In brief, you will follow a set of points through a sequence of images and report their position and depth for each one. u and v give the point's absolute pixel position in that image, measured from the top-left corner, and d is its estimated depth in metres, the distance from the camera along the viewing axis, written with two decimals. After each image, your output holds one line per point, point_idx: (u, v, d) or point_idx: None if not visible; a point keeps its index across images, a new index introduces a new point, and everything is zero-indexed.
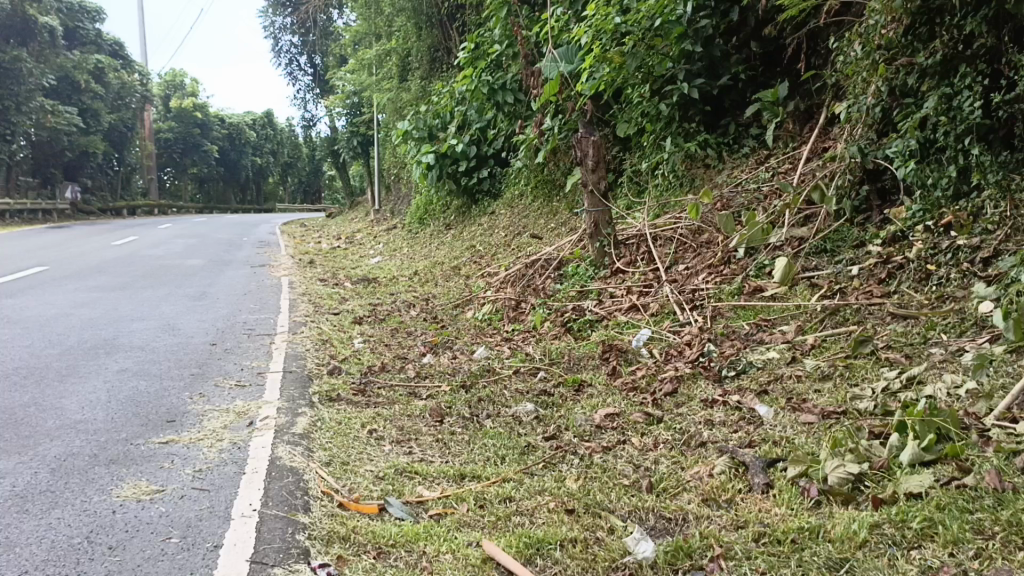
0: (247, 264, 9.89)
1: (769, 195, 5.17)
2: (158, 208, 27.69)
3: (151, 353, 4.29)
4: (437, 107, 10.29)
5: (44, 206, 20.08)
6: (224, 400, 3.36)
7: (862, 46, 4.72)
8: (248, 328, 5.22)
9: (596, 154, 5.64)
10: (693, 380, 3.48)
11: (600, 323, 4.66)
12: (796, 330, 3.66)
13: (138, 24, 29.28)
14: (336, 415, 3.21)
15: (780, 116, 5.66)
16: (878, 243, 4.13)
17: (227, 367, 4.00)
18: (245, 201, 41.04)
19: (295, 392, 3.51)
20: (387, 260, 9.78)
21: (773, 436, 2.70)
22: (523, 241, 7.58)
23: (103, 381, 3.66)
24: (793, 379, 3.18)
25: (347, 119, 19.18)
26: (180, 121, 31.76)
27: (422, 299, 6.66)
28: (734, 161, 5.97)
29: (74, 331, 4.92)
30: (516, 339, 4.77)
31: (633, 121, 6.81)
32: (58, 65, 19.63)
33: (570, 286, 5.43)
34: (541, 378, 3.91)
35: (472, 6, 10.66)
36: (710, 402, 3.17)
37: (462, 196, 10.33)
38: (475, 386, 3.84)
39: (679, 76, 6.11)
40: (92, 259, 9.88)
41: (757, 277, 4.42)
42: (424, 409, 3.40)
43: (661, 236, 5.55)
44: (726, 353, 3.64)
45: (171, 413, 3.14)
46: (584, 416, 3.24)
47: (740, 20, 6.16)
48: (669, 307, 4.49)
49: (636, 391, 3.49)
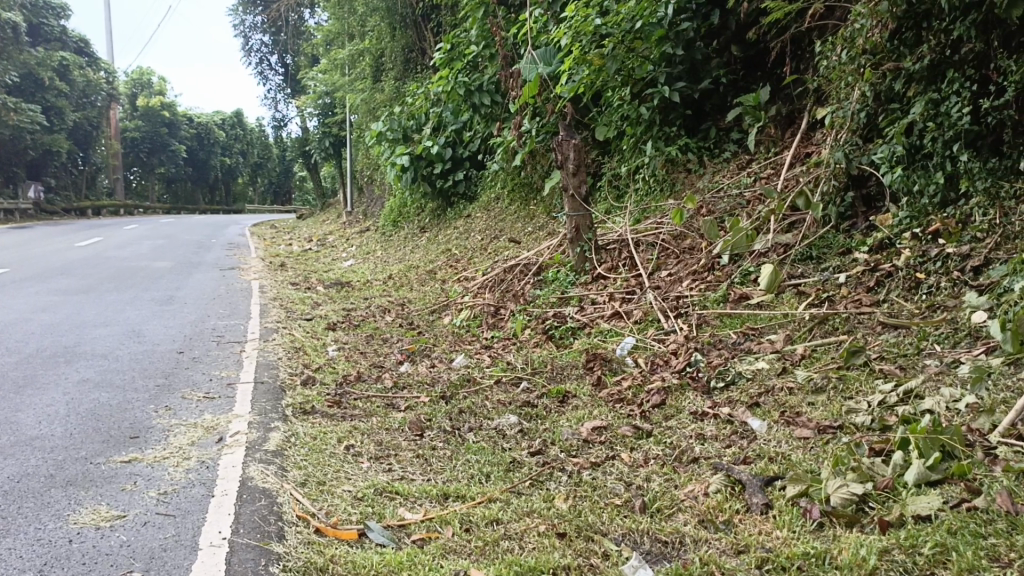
0: (217, 267, 9.67)
1: (751, 201, 5.10)
2: (125, 209, 27.18)
3: (115, 362, 4.10)
4: (412, 109, 10.14)
5: (5, 206, 19.59)
6: (192, 413, 3.19)
7: (846, 51, 4.67)
8: (218, 334, 5.04)
9: (577, 157, 5.55)
10: (681, 391, 3.38)
11: (582, 331, 4.55)
12: (784, 339, 3.57)
13: (105, 21, 28.77)
14: (311, 430, 3.06)
15: (762, 120, 5.60)
16: (865, 250, 4.06)
17: (195, 377, 3.83)
18: (214, 202, 40.46)
19: (267, 405, 3.35)
20: (360, 263, 9.61)
21: (768, 451, 2.60)
22: (500, 245, 7.45)
23: (63, 393, 3.47)
24: (784, 391, 3.09)
25: (319, 120, 18.94)
26: (148, 120, 31.22)
27: (397, 304, 6.51)
28: (715, 165, 5.90)
29: (34, 338, 4.70)
30: (496, 346, 4.64)
31: (613, 124, 6.72)
32: (21, 62, 19.17)
33: (550, 292, 5.32)
34: (524, 388, 3.78)
35: (447, 7, 10.53)
36: (700, 415, 3.07)
37: (437, 199, 10.19)
38: (456, 397, 3.71)
39: (660, 79, 6.03)
40: (54, 261, 9.58)
41: (742, 284, 4.33)
42: (402, 422, 3.27)
43: (643, 242, 5.46)
44: (713, 363, 3.54)
45: (134, 428, 2.97)
46: (570, 430, 3.12)
47: (720, 24, 6.10)
48: (653, 314, 4.40)
49: (622, 402, 3.38)
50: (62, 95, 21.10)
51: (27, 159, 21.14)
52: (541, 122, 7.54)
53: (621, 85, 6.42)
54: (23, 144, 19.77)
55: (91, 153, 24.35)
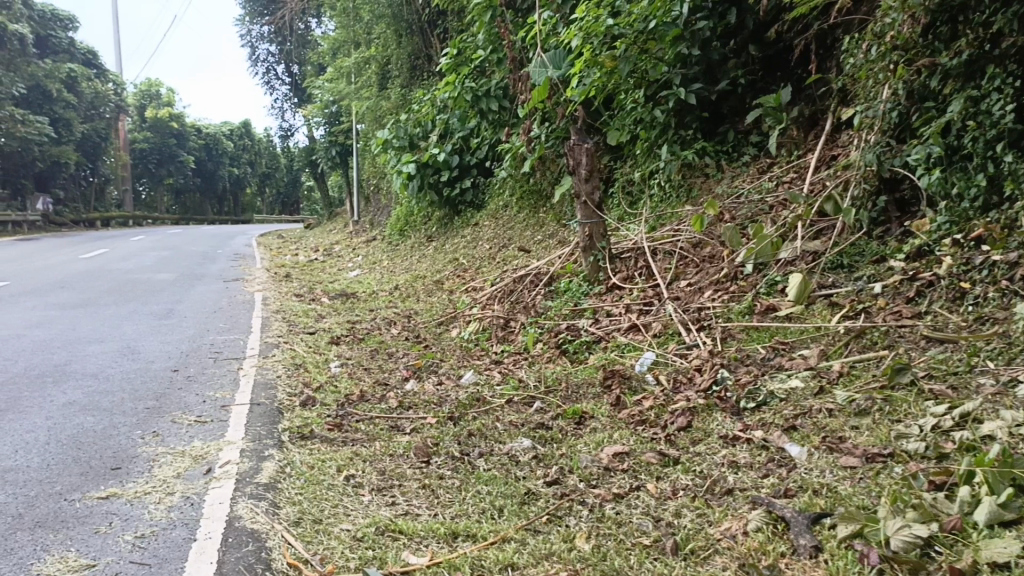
0: (221, 279, 9.43)
1: (775, 206, 4.85)
2: (133, 220, 27.10)
3: (104, 382, 3.87)
4: (419, 115, 9.95)
5: (13, 218, 19.49)
6: (180, 440, 2.95)
7: (876, 48, 4.44)
8: (215, 351, 4.80)
9: (589, 162, 5.31)
10: (708, 412, 3.13)
11: (598, 345, 4.29)
12: (818, 355, 3.32)
13: (113, 34, 28.77)
14: (309, 457, 2.82)
15: (784, 123, 5.36)
16: (902, 258, 3.81)
17: (188, 398, 3.59)
18: (222, 212, 40.39)
19: (262, 430, 3.11)
20: (366, 273, 9.39)
21: (812, 483, 2.35)
22: (509, 254, 7.22)
23: (44, 417, 3.24)
24: (823, 413, 2.84)
25: (326, 128, 18.80)
26: (156, 131, 31.16)
27: (403, 316, 6.27)
28: (734, 169, 5.66)
29: (22, 356, 4.48)
30: (507, 362, 4.40)
31: (626, 128, 6.49)
32: (29, 74, 19.06)
33: (563, 303, 5.07)
34: (537, 408, 3.53)
35: (454, 12, 10.35)
36: (732, 439, 2.82)
37: (444, 207, 9.98)
38: (465, 417, 3.46)
39: (675, 81, 5.80)
40: (55, 274, 9.37)
41: (768, 295, 4.08)
42: (407, 447, 3.02)
43: (659, 250, 5.21)
44: (742, 381, 3.29)
45: (118, 458, 2.74)
46: (589, 456, 2.86)
47: (737, 23, 5.89)
48: (673, 327, 4.14)
49: (645, 424, 3.13)
50: (70, 106, 21.00)
51: (35, 170, 21.00)
52: (550, 127, 7.32)
53: (634, 87, 6.19)
54: (31, 156, 19.66)
55: (99, 165, 24.25)
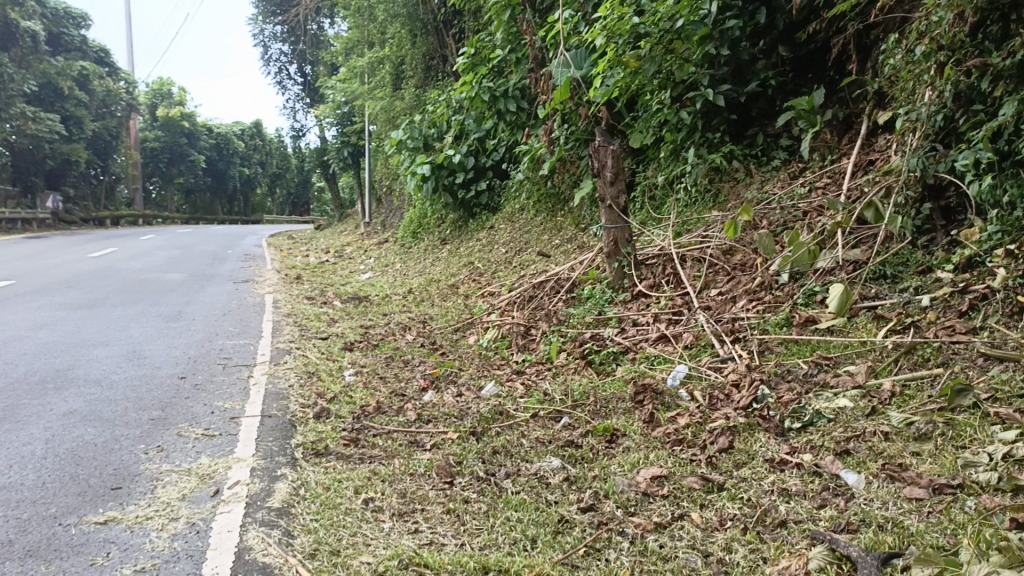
0: (230, 280, 9.27)
1: (809, 213, 4.64)
2: (144, 219, 27.05)
3: (107, 390, 3.68)
4: (433, 116, 9.78)
5: (24, 215, 19.44)
6: (186, 457, 2.77)
7: (921, 47, 4.22)
8: (224, 356, 4.62)
9: (615, 164, 5.08)
10: (750, 432, 2.92)
11: (625, 356, 4.10)
12: (866, 372, 3.11)
13: (126, 32, 28.75)
14: (325, 477, 2.63)
15: (818, 126, 5.15)
16: (951, 269, 3.60)
17: (195, 408, 3.41)
18: (233, 212, 40.37)
19: (274, 445, 2.93)
20: (378, 276, 9.23)
21: (876, 517, 2.15)
22: (527, 259, 7.03)
23: (43, 428, 3.06)
24: (878, 436, 2.63)
25: (339, 128, 18.68)
26: (167, 130, 31.13)
27: (418, 321, 6.09)
28: (764, 174, 5.46)
29: (24, 360, 4.31)
30: (529, 373, 4.20)
31: (650, 131, 6.29)
32: (41, 71, 18.98)
33: (586, 311, 4.88)
34: (566, 424, 3.34)
35: (470, 12, 10.19)
36: (779, 463, 2.62)
37: (458, 210, 9.80)
38: (488, 433, 3.27)
39: (703, 81, 5.59)
40: (62, 274, 9.22)
41: (806, 305, 3.87)
42: (429, 466, 2.83)
43: (688, 257, 5.01)
44: (784, 399, 3.09)
45: (119, 476, 2.56)
46: (624, 479, 2.67)
47: (767, 23, 5.68)
48: (705, 339, 3.95)
49: (682, 445, 2.93)
50: (81, 104, 20.93)
51: (46, 168, 20.95)
52: (570, 129, 7.13)
53: (659, 88, 6.00)
54: (42, 153, 19.60)
55: (111, 163, 24.20)
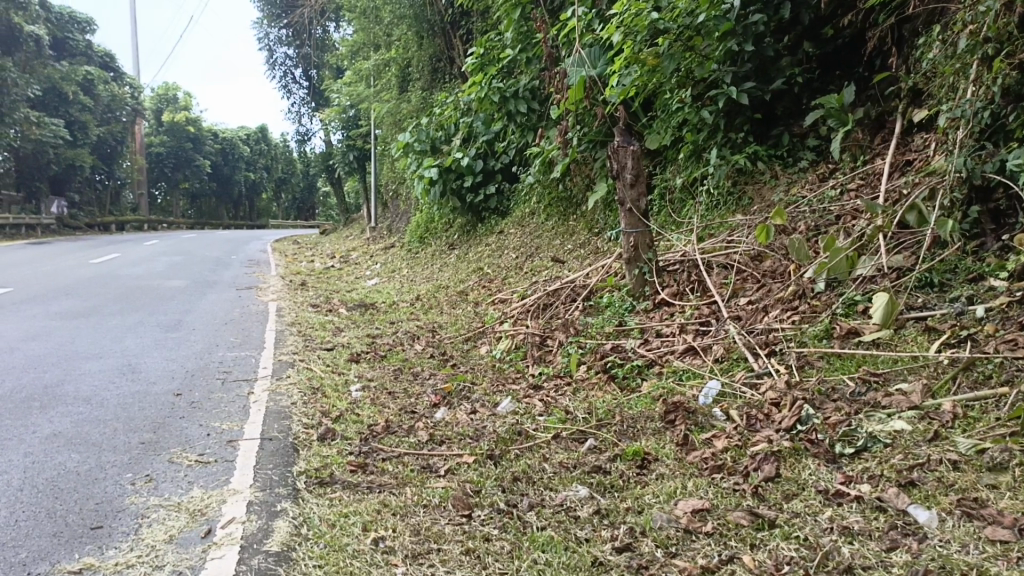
0: (233, 287, 9.06)
1: (844, 217, 4.37)
2: (149, 224, 26.92)
3: (96, 409, 3.43)
4: (441, 118, 9.54)
5: (28, 221, 19.20)
6: (177, 488, 2.51)
7: (966, 38, 3.88)
8: (223, 370, 4.37)
9: (635, 165, 4.78)
10: (797, 458, 2.66)
11: (651, 370, 3.84)
12: (922, 392, 2.84)
13: (131, 37, 28.62)
14: (331, 511, 2.38)
15: (849, 125, 4.88)
16: (1005, 276, 3.31)
17: (189, 431, 3.15)
18: (238, 217, 40.28)
19: (273, 474, 2.67)
20: (384, 282, 8.99)
21: (960, 565, 1.89)
22: (539, 264, 6.77)
23: (22, 454, 2.81)
24: (945, 465, 2.38)
25: (344, 133, 18.46)
26: (172, 135, 30.97)
27: (427, 329, 5.83)
28: (791, 175, 5.20)
29: (12, 375, 4.05)
30: (547, 388, 3.94)
31: (669, 131, 6.04)
32: (46, 76, 18.76)
33: (606, 321, 4.62)
34: (591, 446, 3.07)
35: (478, 13, 9.96)
36: (834, 496, 2.36)
37: (467, 214, 9.56)
38: (506, 456, 3.01)
39: (725, 79, 5.32)
40: (61, 280, 8.99)
41: (847, 316, 3.59)
42: (444, 497, 2.57)
43: (713, 263, 4.74)
44: (832, 420, 2.82)
45: (100, 513, 2.30)
46: (662, 513, 2.39)
47: (792, 17, 5.42)
48: (737, 352, 3.68)
49: (722, 472, 2.66)
50: (86, 109, 20.76)
51: (50, 173, 20.76)
52: (584, 130, 6.87)
53: (679, 86, 5.74)
54: (46, 158, 19.41)
55: (115, 168, 24.02)
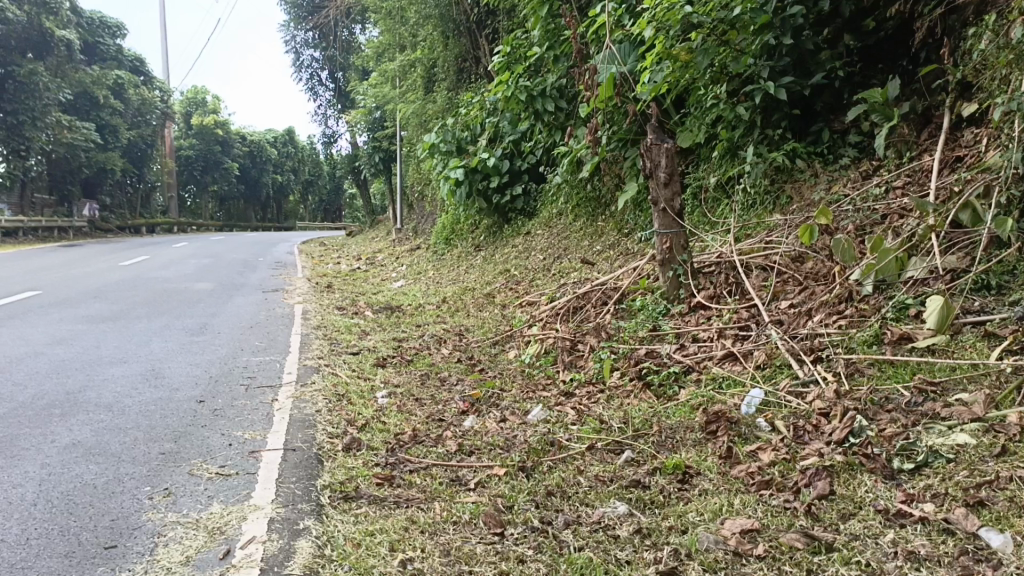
0: (260, 289, 9.00)
1: (891, 216, 4.17)
2: (178, 227, 27.13)
3: (117, 417, 3.33)
4: (467, 118, 9.41)
5: (60, 224, 19.40)
6: (196, 503, 2.40)
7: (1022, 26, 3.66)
8: (247, 376, 4.27)
9: (669, 164, 4.60)
10: (851, 474, 2.49)
11: (688, 377, 3.67)
12: (985, 403, 2.64)
13: (161, 42, 28.90)
14: (356, 529, 2.25)
15: (894, 119, 4.67)
16: None
17: (211, 441, 3.04)
18: (265, 220, 40.57)
19: (296, 488, 2.54)
20: (411, 284, 8.88)
21: None
22: (568, 266, 6.61)
23: (40, 465, 2.71)
24: (1016, 484, 2.19)
25: (370, 135, 18.42)
26: (201, 138, 31.22)
27: (454, 333, 5.71)
28: (831, 173, 5.01)
29: (33, 381, 3.98)
30: (579, 395, 3.78)
31: (703, 128, 5.86)
32: (77, 81, 18.89)
33: (640, 325, 4.46)
34: (628, 458, 2.91)
35: (504, 11, 9.80)
36: (895, 516, 2.19)
37: (493, 215, 9.42)
38: (539, 469, 2.86)
39: (763, 74, 5.13)
40: (89, 283, 8.99)
41: (897, 321, 3.41)
42: (475, 513, 2.43)
43: (752, 265, 4.56)
44: (887, 433, 2.65)
45: (115, 531, 2.19)
46: (710, 533, 2.23)
47: (831, 10, 5.22)
48: (780, 358, 3.51)
49: (770, 488, 2.50)
50: (115, 113, 20.93)
51: (82, 176, 20.95)
52: (614, 128, 6.71)
53: (714, 82, 5.56)
54: (77, 162, 19.57)
55: (144, 171, 24.20)
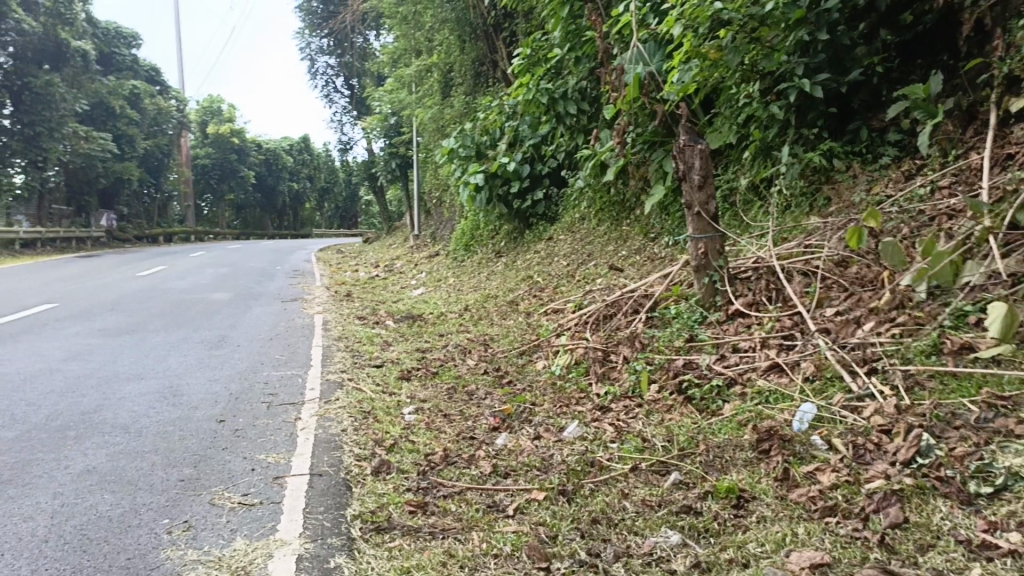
0: (278, 299, 8.88)
1: (940, 217, 3.96)
2: (195, 236, 27.15)
3: (133, 439, 3.19)
4: (486, 122, 9.26)
5: (76, 235, 19.42)
6: (218, 538, 2.24)
7: None
8: (269, 393, 4.12)
9: (704, 165, 4.40)
10: (923, 498, 2.29)
11: (732, 390, 3.48)
12: None
13: (176, 52, 29.03)
14: (390, 568, 2.08)
15: (938, 116, 4.46)
16: None
17: (232, 466, 2.88)
18: (282, 228, 40.65)
19: (325, 520, 2.38)
20: (431, 292, 8.73)
21: None
22: (594, 272, 6.43)
23: (52, 495, 2.57)
24: None
25: (386, 141, 18.32)
26: (217, 147, 31.31)
27: (478, 342, 5.54)
28: (871, 173, 4.81)
29: (48, 400, 3.85)
30: (616, 410, 3.60)
31: (733, 128, 5.67)
32: (92, 91, 18.84)
33: (676, 334, 4.27)
34: (676, 480, 2.73)
35: (522, 13, 9.65)
36: (980, 547, 2.00)
37: (514, 220, 9.26)
38: (580, 493, 2.69)
39: (797, 71, 4.94)
40: (105, 294, 8.90)
41: (956, 329, 3.21)
42: (517, 545, 2.25)
43: (792, 270, 4.37)
44: (958, 452, 2.45)
45: (130, 573, 2.03)
46: (775, 568, 2.04)
47: (867, 3, 5.02)
48: (830, 369, 3.32)
49: (836, 515, 2.31)
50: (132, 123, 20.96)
51: (98, 187, 20.98)
52: (639, 130, 6.53)
53: (745, 81, 5.37)
54: (94, 172, 19.58)
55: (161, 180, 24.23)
